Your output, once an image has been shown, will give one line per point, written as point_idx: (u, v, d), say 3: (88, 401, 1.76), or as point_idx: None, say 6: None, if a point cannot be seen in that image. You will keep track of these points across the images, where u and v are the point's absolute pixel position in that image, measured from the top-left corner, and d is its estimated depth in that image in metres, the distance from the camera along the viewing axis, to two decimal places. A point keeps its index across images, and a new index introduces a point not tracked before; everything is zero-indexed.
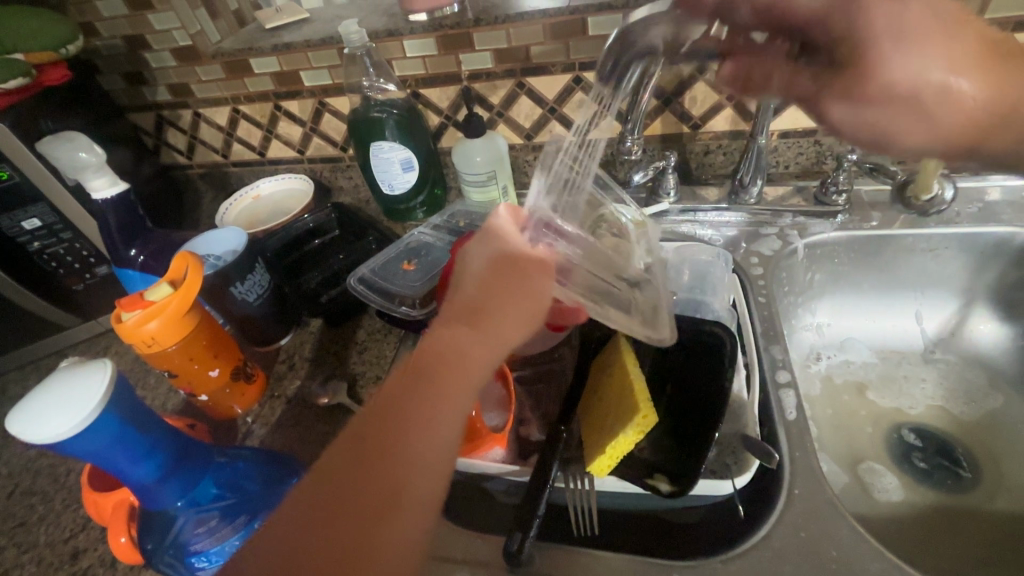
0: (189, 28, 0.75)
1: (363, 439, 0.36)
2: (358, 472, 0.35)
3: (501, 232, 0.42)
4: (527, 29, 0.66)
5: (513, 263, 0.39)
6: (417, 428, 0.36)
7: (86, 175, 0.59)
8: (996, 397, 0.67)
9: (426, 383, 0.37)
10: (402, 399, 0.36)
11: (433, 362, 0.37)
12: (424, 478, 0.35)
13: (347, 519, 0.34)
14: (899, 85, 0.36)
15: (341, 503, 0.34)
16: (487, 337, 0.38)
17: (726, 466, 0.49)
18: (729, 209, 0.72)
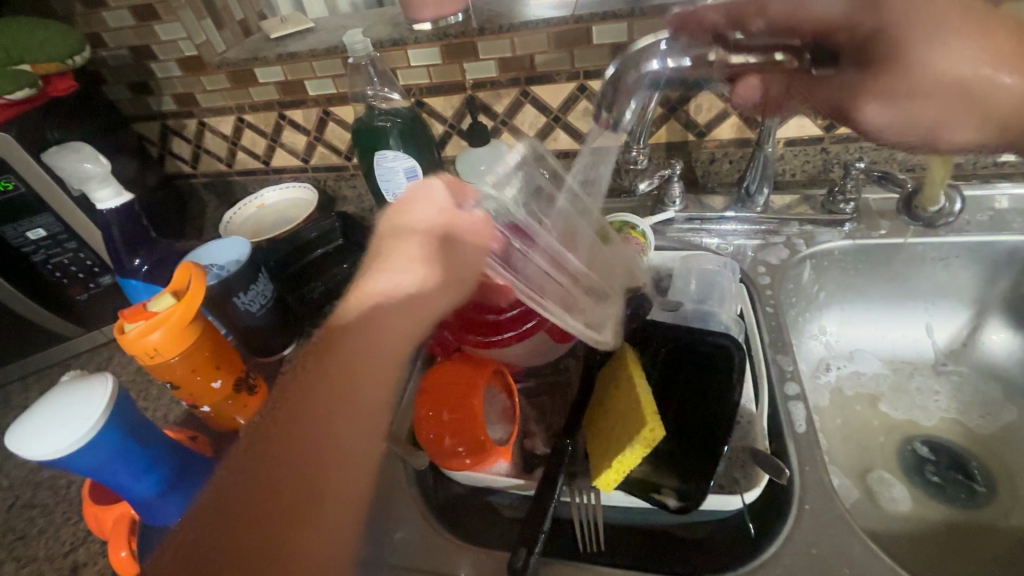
0: (195, 38, 0.75)
1: (292, 432, 0.44)
2: (290, 460, 0.42)
3: (430, 200, 0.51)
4: (531, 37, 0.66)
5: (430, 249, 0.51)
6: (344, 415, 0.45)
7: (91, 186, 0.59)
8: (1011, 410, 0.65)
9: (349, 376, 0.47)
10: (325, 393, 0.46)
11: (355, 358, 0.48)
12: (350, 460, 0.44)
13: (279, 505, 0.40)
14: (946, 80, 0.41)
15: (273, 489, 0.41)
16: (412, 311, 0.50)
17: (734, 481, 0.49)
18: (737, 217, 0.70)
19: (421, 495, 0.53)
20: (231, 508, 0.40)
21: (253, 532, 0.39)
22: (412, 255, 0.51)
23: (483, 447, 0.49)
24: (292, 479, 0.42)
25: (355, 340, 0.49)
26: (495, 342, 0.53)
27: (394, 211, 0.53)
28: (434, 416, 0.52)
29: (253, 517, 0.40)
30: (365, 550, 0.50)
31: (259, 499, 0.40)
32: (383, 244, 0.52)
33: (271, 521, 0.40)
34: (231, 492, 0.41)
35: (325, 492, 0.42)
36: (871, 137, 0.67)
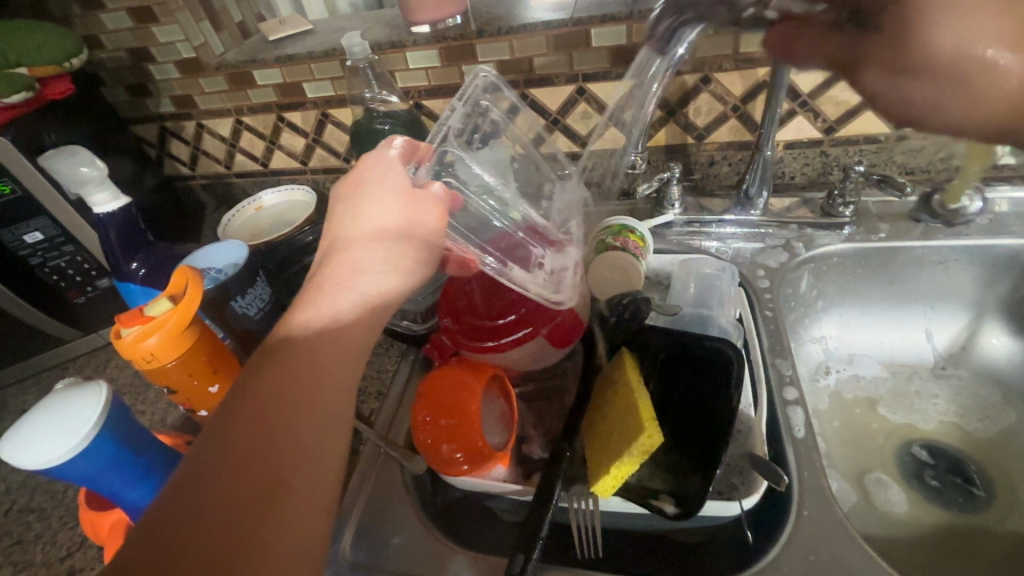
0: (193, 40, 0.75)
1: (245, 416, 0.34)
2: (242, 452, 0.33)
3: (393, 165, 0.46)
4: (530, 40, 0.66)
5: (398, 203, 0.43)
6: (309, 394, 0.36)
7: (88, 189, 0.59)
8: (1010, 413, 0.65)
9: (307, 347, 0.38)
10: (285, 366, 0.37)
11: (313, 326, 0.38)
12: (318, 452, 0.35)
13: (243, 496, 0.32)
14: (943, 55, 0.32)
15: (225, 488, 0.32)
16: (381, 267, 0.41)
17: (732, 487, 0.49)
18: (736, 220, 0.70)
19: (419, 500, 0.53)
20: (165, 514, 0.31)
21: (195, 544, 0.30)
22: (372, 213, 0.43)
23: (480, 452, 0.49)
24: (246, 475, 0.33)
25: (314, 305, 0.39)
26: (493, 347, 0.53)
27: (345, 181, 0.47)
28: (431, 420, 0.51)
29: (195, 526, 0.30)
30: (362, 556, 0.50)
31: (205, 500, 0.31)
32: (344, 208, 0.45)
33: (221, 526, 0.31)
34: (170, 492, 0.32)
35: (291, 489, 0.34)
36: (871, 141, 0.67)
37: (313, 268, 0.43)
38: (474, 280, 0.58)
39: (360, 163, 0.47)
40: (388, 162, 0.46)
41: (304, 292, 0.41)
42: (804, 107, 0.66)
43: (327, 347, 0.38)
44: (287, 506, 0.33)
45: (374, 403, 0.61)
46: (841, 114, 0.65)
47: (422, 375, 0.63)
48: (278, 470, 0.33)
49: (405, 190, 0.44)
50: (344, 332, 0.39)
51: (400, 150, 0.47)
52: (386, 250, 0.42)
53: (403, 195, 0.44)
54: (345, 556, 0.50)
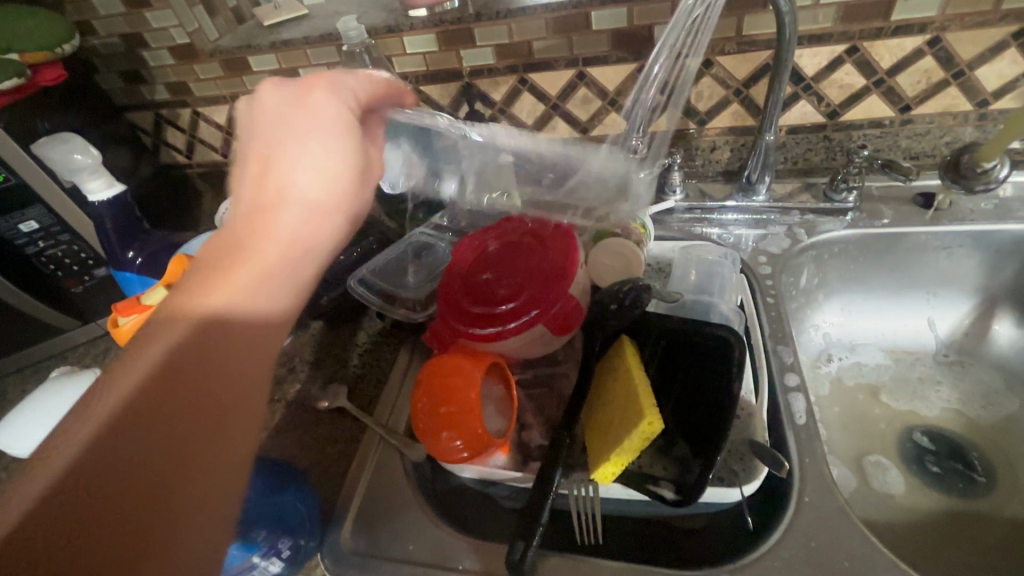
0: (187, 25, 0.74)
1: (104, 429, 0.31)
2: (131, 462, 0.31)
3: (354, 78, 0.45)
4: (529, 23, 0.65)
5: (353, 125, 0.43)
6: (228, 390, 0.35)
7: (82, 177, 0.59)
8: (1012, 399, 0.65)
9: (213, 329, 0.35)
10: (215, 352, 0.35)
11: (219, 314, 0.36)
12: (222, 454, 0.34)
13: (144, 485, 0.31)
14: None
15: (97, 504, 0.30)
16: (297, 207, 0.40)
17: (733, 473, 0.48)
18: (738, 206, 0.70)
19: (420, 488, 0.53)
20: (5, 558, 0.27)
21: (88, 554, 0.28)
22: (302, 148, 0.40)
23: (481, 438, 0.48)
24: (124, 496, 0.30)
25: (209, 281, 0.36)
26: (493, 333, 0.52)
27: (286, 89, 0.42)
28: (430, 407, 0.51)
29: (88, 534, 0.29)
30: (363, 543, 0.50)
31: (96, 516, 0.29)
32: (269, 133, 0.41)
33: (93, 549, 0.29)
34: (75, 496, 0.29)
35: (202, 469, 0.33)
36: (875, 125, 0.66)
37: (241, 211, 0.40)
38: (475, 269, 0.57)
39: (314, 75, 0.43)
40: (343, 80, 0.44)
41: (211, 263, 0.37)
42: (808, 91, 0.65)
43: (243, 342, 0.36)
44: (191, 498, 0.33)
45: (373, 391, 0.61)
46: (846, 97, 0.64)
47: (421, 364, 0.63)
48: (192, 451, 0.33)
49: (347, 120, 0.42)
50: (251, 330, 0.37)
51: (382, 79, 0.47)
52: (324, 193, 0.41)
53: (330, 124, 0.41)
54: (346, 544, 0.50)
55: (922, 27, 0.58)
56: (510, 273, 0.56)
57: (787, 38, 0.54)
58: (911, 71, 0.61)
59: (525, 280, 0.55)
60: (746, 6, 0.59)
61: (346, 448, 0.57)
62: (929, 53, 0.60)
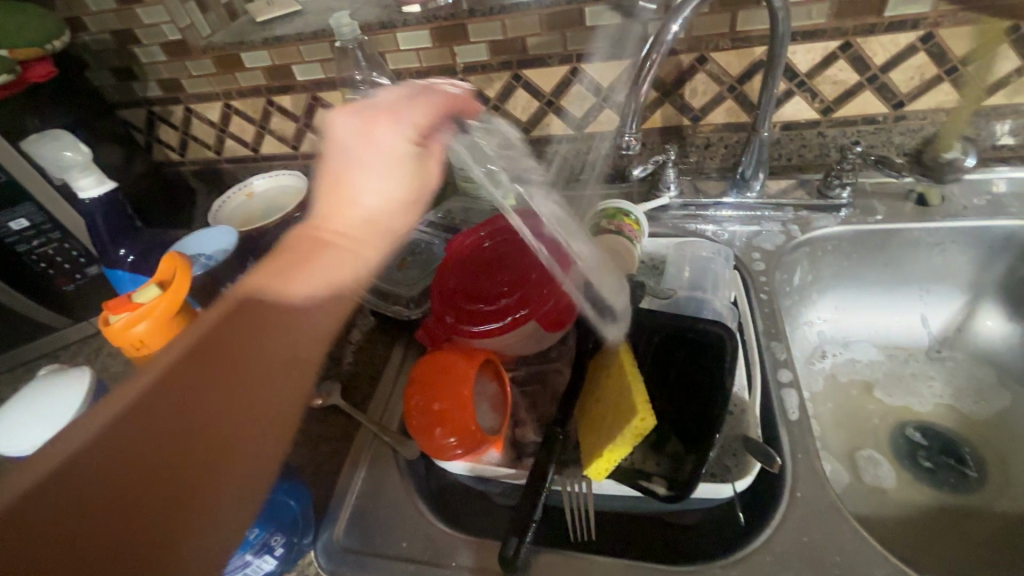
0: (179, 21, 0.73)
1: (181, 376, 0.39)
2: (197, 405, 0.38)
3: (425, 103, 0.45)
4: (523, 19, 0.64)
5: (411, 160, 0.46)
6: (272, 370, 0.42)
7: (72, 175, 0.57)
8: (1004, 394, 0.65)
9: (272, 308, 0.42)
10: (267, 348, 0.42)
11: (277, 296, 0.43)
12: (269, 411, 0.41)
13: (191, 453, 0.37)
14: None
15: (165, 434, 0.36)
16: (356, 227, 0.46)
17: (725, 469, 0.49)
18: (732, 203, 0.70)
19: (413, 485, 0.53)
20: (98, 468, 0.34)
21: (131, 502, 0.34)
22: (369, 178, 0.45)
23: (474, 436, 0.48)
24: (190, 432, 0.37)
25: (269, 269, 0.44)
26: (486, 332, 0.52)
27: (357, 117, 0.44)
28: (423, 405, 0.51)
29: (130, 489, 0.34)
30: (356, 541, 0.50)
31: (155, 456, 0.36)
32: (336, 151, 0.45)
33: (166, 471, 0.36)
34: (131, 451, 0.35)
35: (240, 447, 0.39)
36: (869, 121, 0.66)
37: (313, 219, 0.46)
38: (469, 266, 0.57)
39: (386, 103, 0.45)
40: (413, 107, 0.45)
41: (276, 270, 0.44)
42: (802, 87, 0.64)
43: (291, 332, 0.43)
44: (242, 443, 0.39)
45: (367, 389, 0.61)
46: (839, 93, 0.64)
47: (415, 361, 0.63)
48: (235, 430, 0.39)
49: (405, 153, 0.45)
50: (299, 325, 0.43)
51: (447, 96, 0.47)
52: (384, 213, 0.46)
53: (394, 161, 0.45)
54: (339, 541, 0.50)
55: (915, 23, 0.58)
56: (503, 270, 0.56)
57: (780, 33, 0.53)
58: (904, 67, 0.61)
59: (519, 277, 0.55)
60: (740, 2, 0.59)
61: (339, 446, 0.57)
62: (922, 49, 0.60)
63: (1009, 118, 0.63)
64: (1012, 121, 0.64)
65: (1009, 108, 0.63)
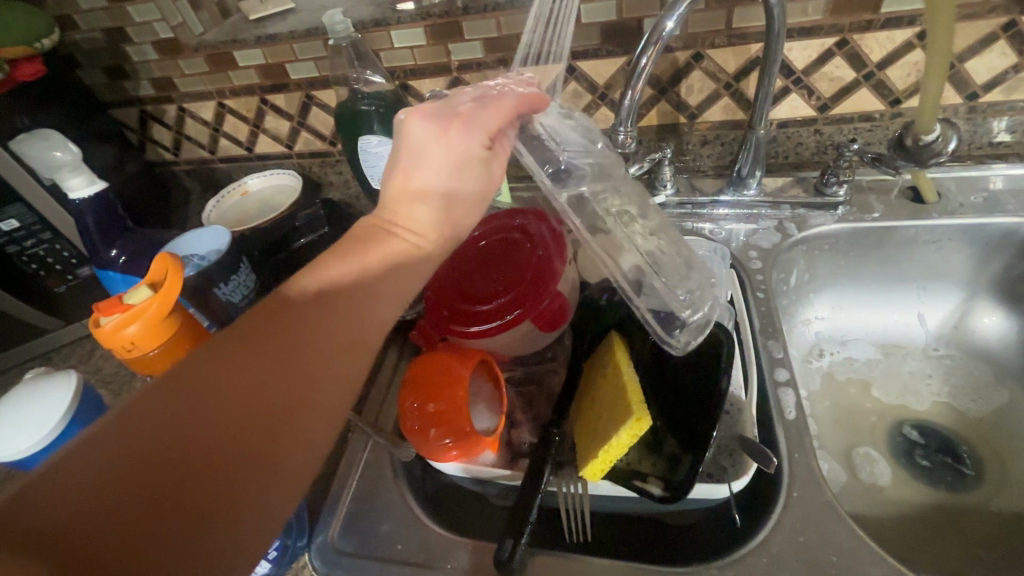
0: (170, 19, 0.73)
1: (236, 356, 0.35)
2: (249, 386, 0.34)
3: (496, 104, 0.44)
4: (518, 17, 0.64)
5: (479, 164, 0.44)
6: (318, 364, 0.36)
7: (62, 175, 0.57)
8: (1001, 392, 0.65)
9: (336, 296, 0.38)
10: (317, 342, 0.37)
11: (340, 283, 0.39)
12: (326, 398, 0.37)
13: (229, 447, 0.32)
14: None
15: (198, 419, 0.32)
16: (422, 221, 0.43)
17: (722, 470, 0.49)
18: (729, 201, 0.69)
19: (409, 486, 0.53)
20: (140, 441, 0.30)
21: (157, 492, 0.29)
22: (435, 178, 0.43)
23: (471, 438, 0.48)
24: (242, 414, 0.33)
25: (337, 255, 0.40)
26: (481, 332, 0.51)
27: (431, 121, 0.43)
28: (419, 406, 0.50)
29: (156, 478, 0.29)
30: (351, 543, 0.49)
31: (187, 443, 0.31)
32: (406, 153, 0.43)
33: (213, 453, 0.31)
34: (165, 437, 0.31)
35: (279, 447, 0.34)
36: (865, 118, 0.66)
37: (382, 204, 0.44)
38: (464, 265, 0.57)
39: (468, 107, 0.43)
40: (488, 111, 0.43)
41: (340, 254, 0.40)
42: (798, 84, 0.64)
43: (351, 321, 0.39)
44: (294, 434, 0.34)
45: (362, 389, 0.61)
46: (835, 90, 0.64)
47: (410, 361, 0.63)
48: (275, 428, 0.34)
49: (475, 153, 0.43)
50: (361, 317, 0.39)
51: (517, 95, 0.45)
52: (445, 216, 0.44)
53: (463, 162, 0.43)
54: (334, 543, 0.49)
55: (911, 19, 0.58)
56: (499, 269, 0.55)
57: (776, 31, 0.53)
58: (900, 64, 0.61)
59: (515, 276, 0.54)
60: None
61: (334, 447, 0.56)
62: (918, 46, 0.59)
63: (1005, 115, 0.63)
64: (1008, 118, 0.63)
65: (1007, 104, 0.62)
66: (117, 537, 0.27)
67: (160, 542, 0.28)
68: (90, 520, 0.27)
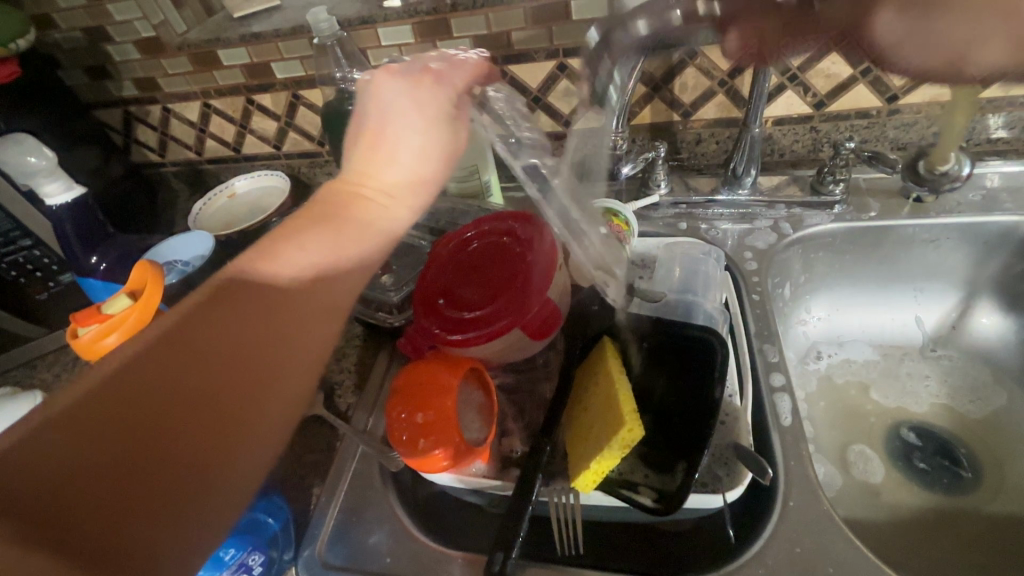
0: (152, 18, 0.71)
1: (193, 342, 0.34)
2: (222, 366, 0.35)
3: (462, 68, 0.47)
4: (508, 13, 0.62)
5: (450, 124, 0.46)
6: (292, 339, 0.38)
7: (37, 181, 0.56)
8: (1000, 394, 0.64)
9: (293, 280, 0.38)
10: (293, 317, 0.38)
11: (301, 264, 0.39)
12: (295, 377, 0.38)
13: (207, 418, 0.33)
14: None
15: (178, 392, 0.33)
16: (398, 195, 0.44)
17: (717, 479, 0.47)
18: (724, 200, 0.68)
19: (398, 496, 0.52)
20: (102, 432, 0.30)
21: (139, 462, 0.31)
22: (407, 137, 0.44)
23: (461, 449, 0.46)
24: (217, 392, 0.34)
25: (291, 233, 0.40)
26: (470, 340, 0.50)
27: (401, 78, 0.45)
28: (408, 416, 0.49)
29: (137, 448, 0.31)
30: (339, 556, 0.48)
31: (169, 416, 0.32)
32: (372, 110, 0.44)
33: (191, 432, 0.33)
34: (145, 408, 0.32)
35: (253, 421, 0.35)
36: (862, 115, 0.65)
37: (350, 165, 0.44)
38: (454, 269, 0.55)
39: (433, 69, 0.46)
40: (452, 76, 0.46)
41: (312, 224, 0.41)
42: (793, 81, 0.63)
43: (324, 296, 0.39)
44: (264, 408, 0.36)
45: (350, 398, 0.59)
46: (831, 87, 0.63)
47: (399, 368, 0.62)
48: (250, 403, 0.35)
49: (444, 116, 0.45)
50: (333, 293, 0.40)
51: (474, 64, 0.49)
52: (418, 177, 0.45)
53: (434, 119, 0.44)
54: (321, 557, 0.48)
55: None
56: (489, 273, 0.54)
57: None
58: None
59: (504, 282, 0.53)
60: None
61: (321, 457, 0.55)
62: None
63: (1004, 111, 0.62)
64: (1007, 114, 0.62)
65: (1006, 100, 0.61)
66: (98, 510, 0.29)
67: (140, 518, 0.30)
68: (70, 502, 0.28)
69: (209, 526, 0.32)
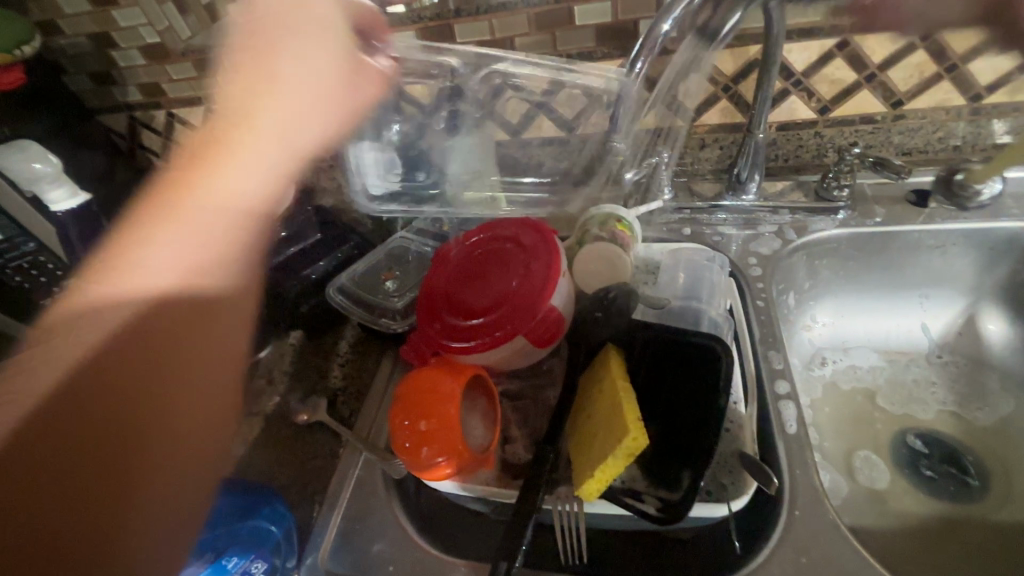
0: (156, 24, 0.71)
1: (121, 372, 0.38)
2: (114, 384, 0.37)
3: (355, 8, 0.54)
4: (512, 19, 0.62)
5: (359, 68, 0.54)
6: (205, 339, 0.41)
7: (41, 186, 0.61)
8: (1007, 400, 0.64)
9: (202, 280, 0.43)
10: (194, 320, 0.42)
11: (231, 263, 0.45)
12: (200, 383, 0.41)
13: (100, 438, 0.35)
14: None
15: (79, 422, 0.35)
16: (261, 136, 0.49)
17: (722, 487, 0.47)
18: (729, 205, 0.67)
19: (401, 504, 0.52)
20: (27, 471, 0.33)
21: (54, 494, 0.32)
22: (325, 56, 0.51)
23: (463, 455, 0.46)
24: (131, 417, 0.37)
25: (174, 213, 0.44)
26: (473, 346, 0.50)
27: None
28: (409, 424, 0.48)
29: (81, 488, 0.33)
30: (342, 564, 0.48)
31: (72, 453, 0.34)
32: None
33: (98, 461, 0.34)
34: (51, 443, 0.34)
35: (153, 434, 0.37)
36: (867, 120, 0.64)
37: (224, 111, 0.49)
38: (456, 275, 0.55)
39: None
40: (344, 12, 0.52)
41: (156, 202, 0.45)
42: (798, 87, 0.63)
43: (211, 280, 0.44)
44: (163, 411, 0.38)
45: (353, 404, 0.59)
46: (836, 92, 0.62)
47: (403, 374, 0.62)
48: (158, 407, 0.38)
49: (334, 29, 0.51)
50: (214, 279, 0.44)
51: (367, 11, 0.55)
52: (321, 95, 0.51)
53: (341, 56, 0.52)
54: (324, 564, 0.48)
55: None
56: (491, 279, 0.54)
57: (775, 35, 0.53)
58: (902, 66, 0.60)
59: (505, 288, 0.53)
60: None
61: (324, 464, 0.55)
62: (921, 46, 0.58)
63: (1009, 116, 0.62)
64: (1012, 119, 0.62)
65: (1012, 105, 0.61)
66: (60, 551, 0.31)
67: (85, 541, 0.32)
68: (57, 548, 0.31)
69: (169, 534, 0.36)
